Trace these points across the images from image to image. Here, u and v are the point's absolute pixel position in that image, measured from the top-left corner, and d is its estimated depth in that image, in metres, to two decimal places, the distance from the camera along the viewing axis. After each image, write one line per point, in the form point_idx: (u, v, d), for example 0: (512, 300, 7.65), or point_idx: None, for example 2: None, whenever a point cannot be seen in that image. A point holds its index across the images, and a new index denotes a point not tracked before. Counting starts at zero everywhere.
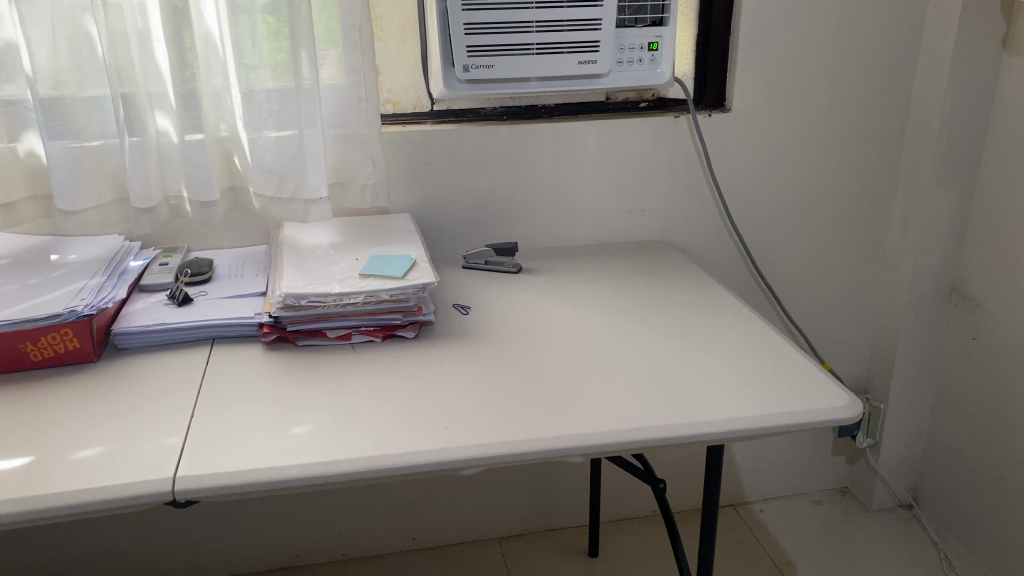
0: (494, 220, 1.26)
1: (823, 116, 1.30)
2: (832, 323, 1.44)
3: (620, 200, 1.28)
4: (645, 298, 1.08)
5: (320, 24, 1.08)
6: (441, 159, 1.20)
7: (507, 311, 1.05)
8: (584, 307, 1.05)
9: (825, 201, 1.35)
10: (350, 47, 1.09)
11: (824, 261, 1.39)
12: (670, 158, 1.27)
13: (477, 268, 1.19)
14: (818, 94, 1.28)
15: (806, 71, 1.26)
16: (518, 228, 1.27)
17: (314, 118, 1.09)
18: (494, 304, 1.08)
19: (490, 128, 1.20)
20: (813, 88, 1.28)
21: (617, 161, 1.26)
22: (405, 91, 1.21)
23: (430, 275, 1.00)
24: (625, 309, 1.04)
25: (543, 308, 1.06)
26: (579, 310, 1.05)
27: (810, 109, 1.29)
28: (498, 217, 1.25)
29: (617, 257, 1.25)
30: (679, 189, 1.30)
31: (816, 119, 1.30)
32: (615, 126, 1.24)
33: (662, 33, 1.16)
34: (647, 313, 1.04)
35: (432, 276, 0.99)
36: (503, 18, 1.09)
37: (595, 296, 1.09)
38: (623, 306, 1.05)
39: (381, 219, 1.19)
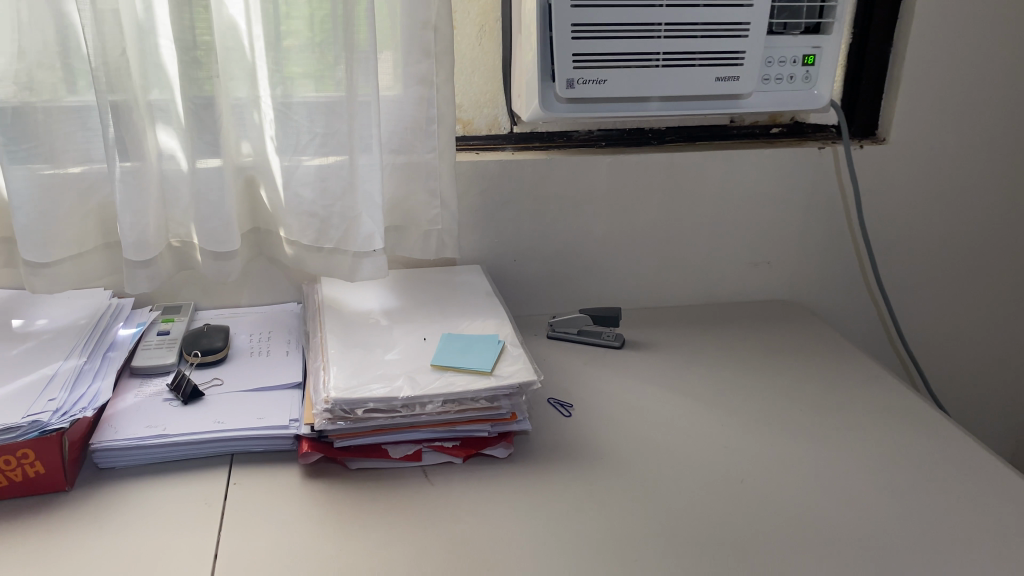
0: (585, 274, 0.99)
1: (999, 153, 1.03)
2: (977, 400, 1.18)
3: (741, 251, 1.02)
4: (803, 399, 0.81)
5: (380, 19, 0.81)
6: (525, 197, 0.94)
7: (626, 414, 0.79)
8: (725, 413, 0.79)
9: (989, 257, 1.08)
10: (420, 52, 0.81)
11: (977, 328, 1.13)
12: (807, 200, 1.01)
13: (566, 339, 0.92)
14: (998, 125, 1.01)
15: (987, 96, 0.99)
16: (613, 283, 1.00)
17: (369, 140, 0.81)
18: (604, 400, 0.81)
19: (588, 158, 0.94)
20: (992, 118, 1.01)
21: (742, 203, 1.00)
22: (479, 107, 0.95)
23: (528, 367, 0.73)
24: (784, 418, 0.78)
25: (671, 411, 0.79)
26: (722, 416, 0.79)
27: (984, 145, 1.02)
28: (590, 270, 0.99)
29: (740, 326, 0.99)
30: (814, 239, 1.04)
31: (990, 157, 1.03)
32: (745, 159, 0.97)
33: (822, 43, 0.88)
34: (816, 427, 0.77)
35: (532, 371, 0.72)
36: (624, 18, 0.81)
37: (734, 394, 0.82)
38: (781, 416, 0.79)
39: (447, 272, 0.93)
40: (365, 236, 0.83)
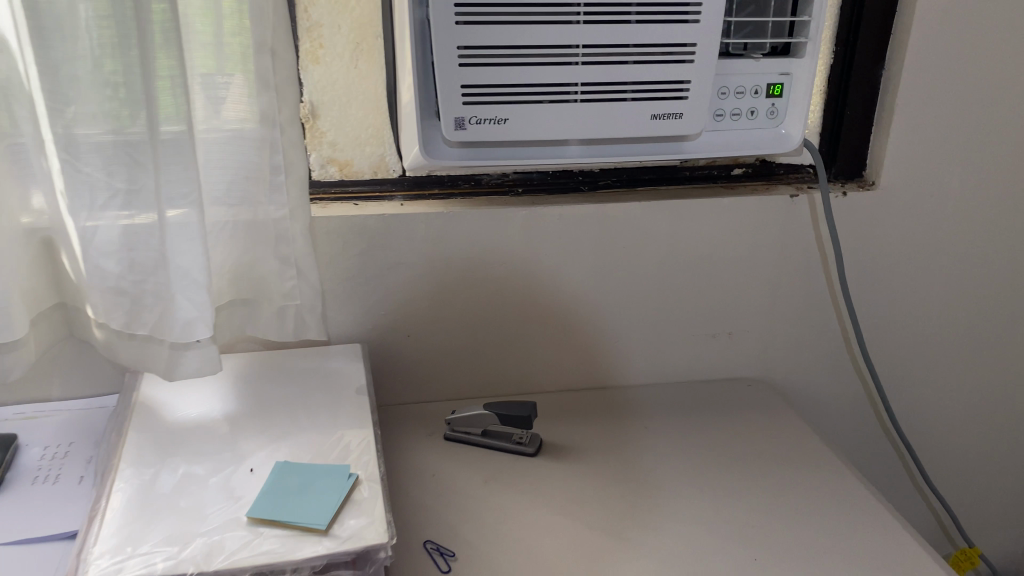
0: (498, 351, 0.80)
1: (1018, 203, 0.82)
2: (985, 489, 0.99)
3: (694, 319, 0.83)
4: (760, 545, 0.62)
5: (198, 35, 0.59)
6: (416, 258, 0.74)
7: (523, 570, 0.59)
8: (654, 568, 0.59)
9: (1003, 325, 0.88)
10: (256, 82, 0.61)
11: (986, 407, 0.93)
12: (775, 259, 0.81)
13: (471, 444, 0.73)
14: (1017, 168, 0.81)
15: (1003, 133, 0.79)
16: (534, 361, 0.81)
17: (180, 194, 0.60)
18: (497, 542, 0.62)
19: (496, 210, 0.74)
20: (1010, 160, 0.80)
21: (694, 262, 0.80)
22: (360, 146, 0.75)
23: (383, 523, 0.53)
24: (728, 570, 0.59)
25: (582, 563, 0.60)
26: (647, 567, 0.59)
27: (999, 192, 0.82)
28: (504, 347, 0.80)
29: (691, 419, 0.79)
30: (786, 304, 0.84)
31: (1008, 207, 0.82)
32: (697, 210, 0.77)
33: (792, 69, 0.68)
34: None
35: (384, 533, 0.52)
36: (527, 39, 0.61)
37: (669, 534, 0.63)
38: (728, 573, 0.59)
39: (310, 352, 0.74)
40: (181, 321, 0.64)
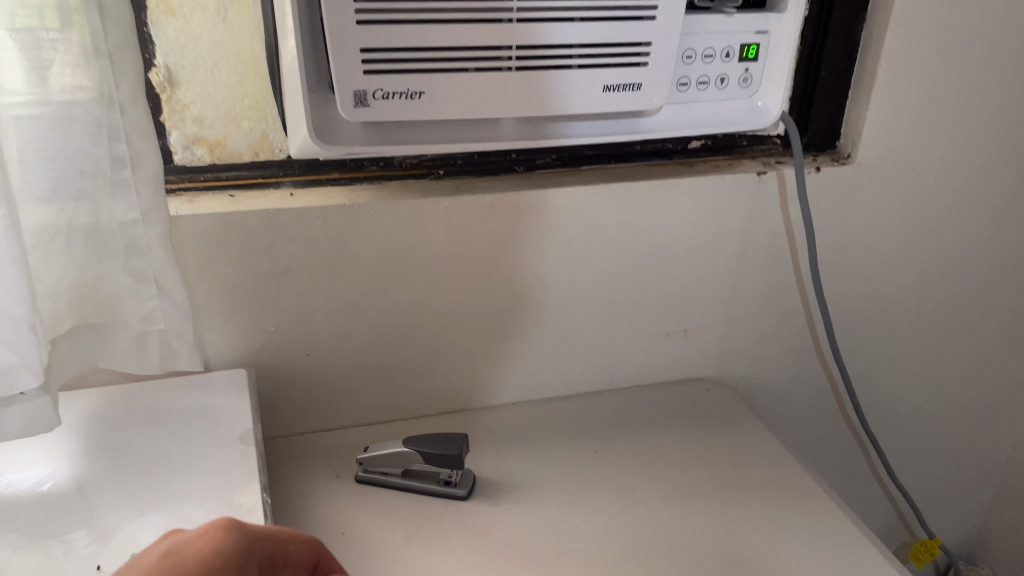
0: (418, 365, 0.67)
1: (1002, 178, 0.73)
2: (941, 474, 0.94)
3: (645, 318, 0.71)
4: None
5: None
6: (315, 263, 0.60)
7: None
8: None
9: (973, 308, 0.80)
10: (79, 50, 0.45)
11: (949, 394, 0.87)
12: (739, 249, 0.70)
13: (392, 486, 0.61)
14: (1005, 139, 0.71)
15: (994, 101, 0.69)
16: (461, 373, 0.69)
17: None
18: None
19: (412, 202, 0.60)
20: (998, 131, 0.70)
21: (648, 255, 0.68)
22: (234, 122, 0.59)
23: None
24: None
25: None
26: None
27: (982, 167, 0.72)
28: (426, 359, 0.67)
29: (644, 438, 0.69)
30: (750, 298, 0.73)
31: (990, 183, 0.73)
32: (653, 194, 0.65)
33: (771, 26, 0.56)
34: None
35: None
36: None
37: None
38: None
39: (182, 386, 0.60)
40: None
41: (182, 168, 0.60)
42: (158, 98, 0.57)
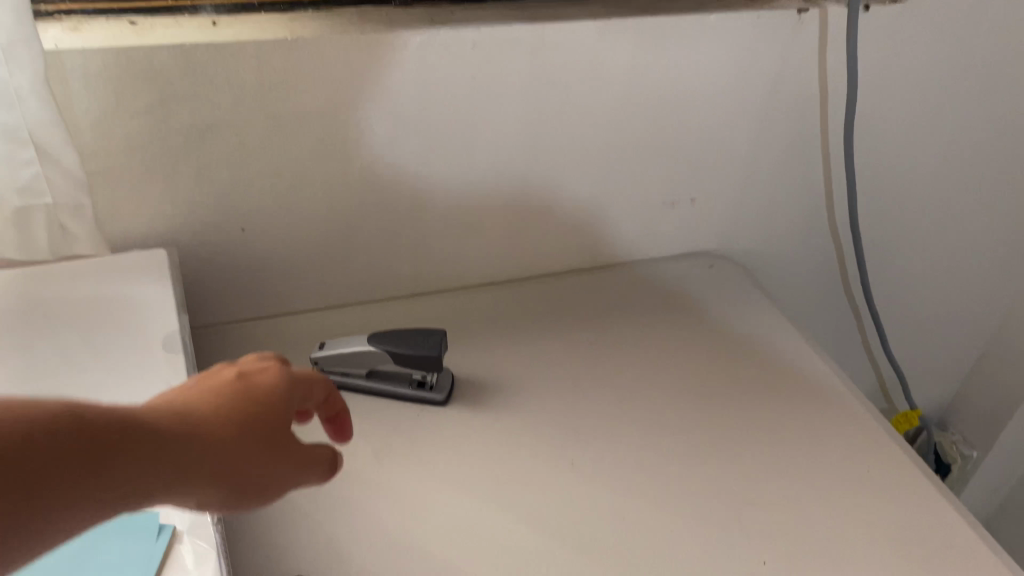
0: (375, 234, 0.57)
1: None
2: (928, 343, 0.89)
3: (645, 183, 0.61)
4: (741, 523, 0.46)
5: None
6: (247, 114, 0.47)
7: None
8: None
9: (999, 173, 0.72)
10: None
11: (954, 263, 0.80)
12: (760, 105, 0.59)
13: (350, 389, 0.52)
14: None
15: None
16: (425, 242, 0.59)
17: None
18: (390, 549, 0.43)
19: (371, 38, 0.47)
20: None
21: (657, 110, 0.56)
22: None
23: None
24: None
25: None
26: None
27: None
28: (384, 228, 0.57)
29: (638, 321, 0.61)
30: (767, 162, 0.63)
31: None
32: (672, 34, 0.53)
33: None
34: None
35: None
36: None
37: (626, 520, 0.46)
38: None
39: (80, 268, 0.49)
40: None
41: None
42: None
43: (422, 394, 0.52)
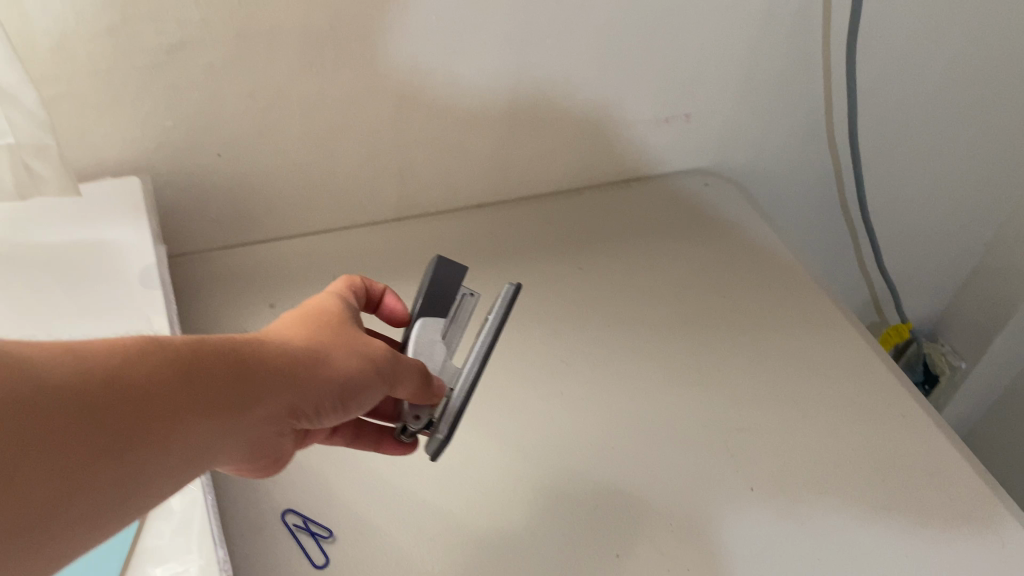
0: (356, 159, 0.56)
1: None
2: (919, 259, 0.88)
3: (631, 106, 0.59)
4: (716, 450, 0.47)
5: None
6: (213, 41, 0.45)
7: (429, 553, 0.41)
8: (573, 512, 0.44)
9: (997, 89, 0.70)
10: None
11: (947, 179, 0.79)
12: (752, 24, 0.57)
13: (473, 380, 0.41)
14: None
15: None
16: (407, 167, 0.58)
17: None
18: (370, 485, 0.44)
19: None
20: None
21: (646, 27, 0.54)
22: None
23: (202, 518, 0.36)
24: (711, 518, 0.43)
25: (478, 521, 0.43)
26: (611, 535, 0.43)
27: None
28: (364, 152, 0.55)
29: (628, 245, 0.60)
30: (761, 81, 0.61)
31: None
32: None
33: None
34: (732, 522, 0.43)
35: (209, 537, 0.36)
36: None
37: (601, 453, 0.46)
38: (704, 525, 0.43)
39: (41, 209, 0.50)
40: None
41: None
42: None
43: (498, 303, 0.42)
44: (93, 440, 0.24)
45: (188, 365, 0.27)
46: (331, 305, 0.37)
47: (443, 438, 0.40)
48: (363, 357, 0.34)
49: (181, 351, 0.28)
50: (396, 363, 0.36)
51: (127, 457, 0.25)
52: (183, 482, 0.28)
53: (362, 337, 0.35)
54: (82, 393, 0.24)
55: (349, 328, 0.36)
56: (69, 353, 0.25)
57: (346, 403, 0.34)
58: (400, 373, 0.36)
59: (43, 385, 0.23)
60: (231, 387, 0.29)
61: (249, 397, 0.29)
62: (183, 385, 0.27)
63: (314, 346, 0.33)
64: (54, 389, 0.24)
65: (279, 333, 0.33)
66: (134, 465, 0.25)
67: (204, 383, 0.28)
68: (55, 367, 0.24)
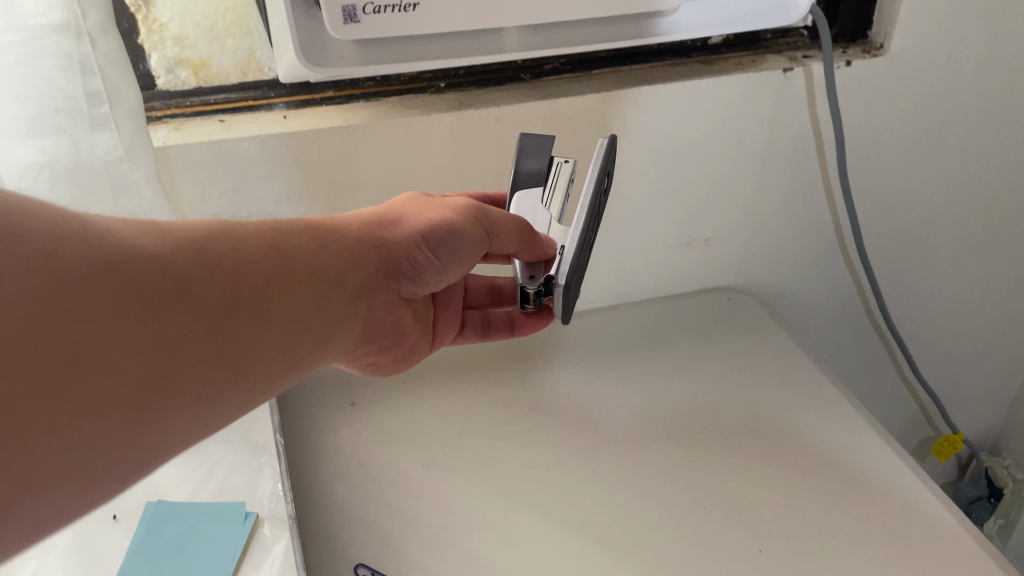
0: None
1: None
2: (966, 370, 0.92)
3: (660, 227, 0.70)
4: (735, 516, 0.53)
5: None
6: (316, 188, 0.58)
7: None
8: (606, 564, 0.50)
9: (1008, 208, 0.77)
10: None
11: (978, 292, 0.84)
12: (759, 155, 0.67)
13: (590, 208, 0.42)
14: None
15: None
16: None
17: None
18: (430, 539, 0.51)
19: (416, 121, 0.57)
20: None
21: (664, 160, 0.65)
22: (219, 40, 0.55)
23: (291, 558, 0.43)
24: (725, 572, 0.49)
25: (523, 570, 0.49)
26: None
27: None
28: None
29: (663, 350, 0.69)
30: (769, 200, 0.71)
31: None
32: (669, 97, 0.61)
33: None
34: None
35: (295, 568, 0.42)
36: None
37: (631, 516, 0.53)
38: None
39: None
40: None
41: (167, 93, 0.56)
42: (134, 19, 0.53)
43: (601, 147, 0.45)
44: (257, 276, 0.35)
45: (292, 230, 0.38)
46: (404, 199, 0.48)
47: (564, 285, 0.43)
48: (443, 211, 0.46)
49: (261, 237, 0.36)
50: (485, 211, 0.46)
51: (284, 287, 0.36)
52: (302, 334, 0.37)
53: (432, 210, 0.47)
54: (239, 242, 0.35)
55: (418, 210, 0.46)
56: (159, 233, 0.32)
57: (435, 252, 0.45)
58: (491, 222, 0.46)
59: (145, 255, 0.31)
60: (314, 255, 0.38)
61: (345, 252, 0.41)
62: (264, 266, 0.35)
63: (389, 224, 0.45)
64: (159, 261, 0.31)
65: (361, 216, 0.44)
66: (289, 291, 0.36)
67: (311, 243, 0.39)
68: (211, 227, 0.35)
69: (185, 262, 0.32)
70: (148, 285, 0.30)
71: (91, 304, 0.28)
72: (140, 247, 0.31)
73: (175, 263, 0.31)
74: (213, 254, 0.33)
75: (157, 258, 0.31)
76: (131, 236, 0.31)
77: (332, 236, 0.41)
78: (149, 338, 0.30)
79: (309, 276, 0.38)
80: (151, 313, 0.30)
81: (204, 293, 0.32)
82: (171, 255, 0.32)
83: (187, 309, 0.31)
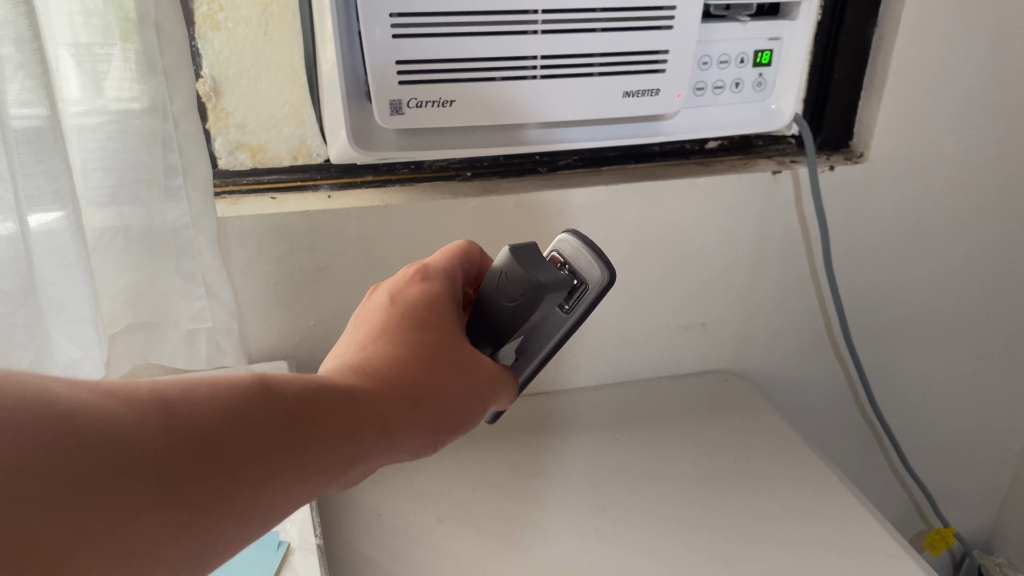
0: None
1: (1013, 186, 0.75)
2: (955, 468, 0.96)
3: (661, 312, 0.76)
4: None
5: (82, 7, 0.46)
6: (351, 261, 0.64)
7: None
8: None
9: (985, 309, 0.83)
10: (151, 72, 0.50)
11: (963, 390, 0.89)
12: (751, 249, 0.74)
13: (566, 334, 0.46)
14: (1013, 152, 0.73)
15: (1005, 113, 0.70)
16: None
17: (45, 195, 0.44)
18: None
19: (444, 204, 0.64)
20: (1008, 144, 0.72)
21: (665, 250, 0.71)
22: (277, 129, 0.63)
23: None
24: None
25: None
26: None
27: (994, 177, 0.74)
28: None
29: (663, 426, 0.73)
30: (762, 291, 0.77)
31: (1002, 192, 0.75)
32: (670, 192, 0.68)
33: (784, 33, 0.61)
34: None
35: None
36: (468, 16, 0.51)
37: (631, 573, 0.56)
38: None
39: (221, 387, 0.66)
40: (67, 343, 0.50)
41: (226, 172, 0.64)
42: (205, 107, 0.60)
43: (581, 251, 0.46)
44: (255, 473, 0.30)
45: (316, 404, 0.33)
46: (460, 337, 0.41)
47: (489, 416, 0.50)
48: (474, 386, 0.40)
49: (278, 434, 0.31)
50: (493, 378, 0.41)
51: (283, 492, 0.30)
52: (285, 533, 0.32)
53: (473, 368, 0.40)
54: (250, 440, 0.30)
55: (460, 376, 0.39)
56: (167, 430, 0.28)
57: (463, 422, 0.39)
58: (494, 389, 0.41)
59: (136, 460, 0.27)
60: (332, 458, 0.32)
61: (375, 430, 0.34)
62: (268, 478, 0.30)
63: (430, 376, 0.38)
64: (151, 471, 0.27)
65: (402, 360, 0.37)
66: (288, 494, 0.31)
67: (336, 422, 0.33)
68: (229, 413, 0.30)
69: (178, 461, 0.28)
70: (122, 492, 0.26)
71: (53, 525, 0.24)
72: (128, 444, 0.27)
73: (167, 461, 0.27)
74: (214, 464, 0.28)
75: (142, 457, 0.27)
76: (120, 422, 0.27)
77: (371, 418, 0.34)
78: (109, 561, 0.25)
79: (323, 468, 0.32)
80: (118, 528, 0.26)
81: (184, 501, 0.27)
82: (167, 463, 0.27)
83: (160, 521, 0.27)
